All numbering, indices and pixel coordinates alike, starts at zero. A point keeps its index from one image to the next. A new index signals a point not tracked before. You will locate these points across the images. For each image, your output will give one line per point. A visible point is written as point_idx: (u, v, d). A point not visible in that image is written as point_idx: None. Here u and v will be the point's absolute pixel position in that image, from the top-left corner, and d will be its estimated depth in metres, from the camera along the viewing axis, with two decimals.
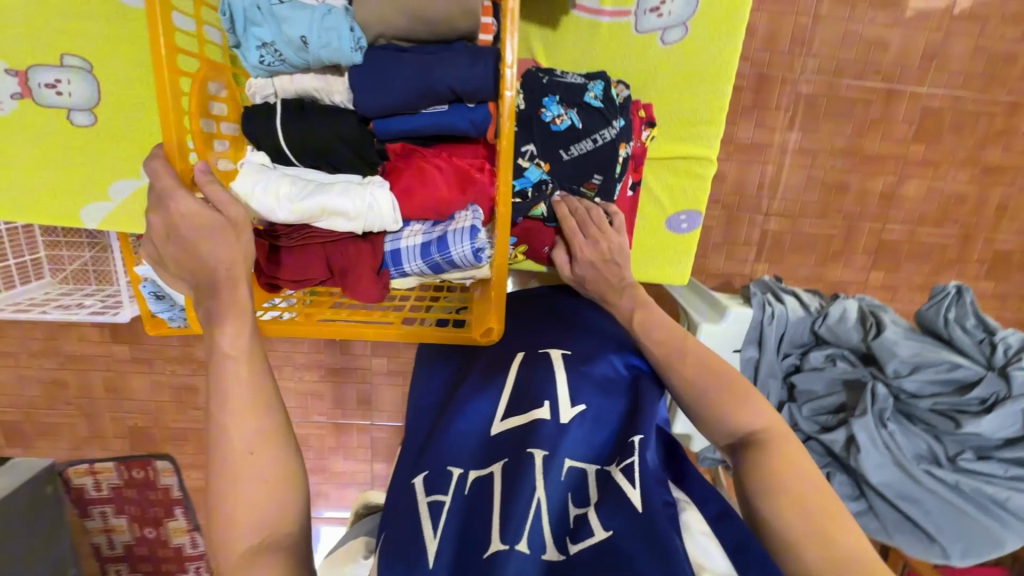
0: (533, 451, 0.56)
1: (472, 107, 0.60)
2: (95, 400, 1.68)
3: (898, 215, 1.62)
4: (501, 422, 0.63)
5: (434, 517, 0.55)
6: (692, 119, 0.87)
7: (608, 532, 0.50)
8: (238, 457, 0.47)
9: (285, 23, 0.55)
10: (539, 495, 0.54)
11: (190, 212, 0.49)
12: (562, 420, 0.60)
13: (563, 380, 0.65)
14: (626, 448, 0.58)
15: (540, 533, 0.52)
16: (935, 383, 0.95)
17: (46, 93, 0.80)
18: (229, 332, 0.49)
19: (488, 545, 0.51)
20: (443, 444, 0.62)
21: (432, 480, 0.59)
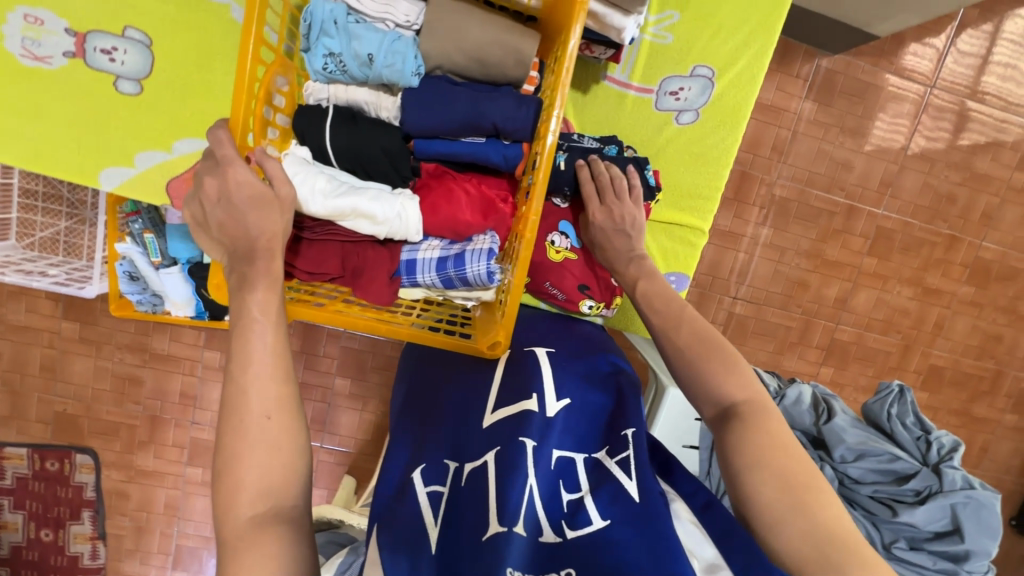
0: (525, 440, 0.60)
1: (507, 144, 0.66)
2: (26, 377, 1.56)
3: (849, 318, 1.76)
4: (491, 413, 0.66)
5: (433, 506, 0.60)
6: (693, 193, 0.96)
7: (605, 522, 0.56)
8: (254, 424, 0.51)
9: (356, 40, 0.61)
10: (532, 483, 0.57)
11: (247, 183, 0.54)
12: (548, 413, 0.64)
13: (548, 374, 0.69)
14: (614, 445, 0.63)
15: (536, 517, 0.56)
16: (876, 472, 1.01)
17: (99, 58, 0.83)
18: (260, 302, 0.53)
19: (488, 527, 0.54)
20: (439, 435, 0.66)
21: (430, 471, 0.63)
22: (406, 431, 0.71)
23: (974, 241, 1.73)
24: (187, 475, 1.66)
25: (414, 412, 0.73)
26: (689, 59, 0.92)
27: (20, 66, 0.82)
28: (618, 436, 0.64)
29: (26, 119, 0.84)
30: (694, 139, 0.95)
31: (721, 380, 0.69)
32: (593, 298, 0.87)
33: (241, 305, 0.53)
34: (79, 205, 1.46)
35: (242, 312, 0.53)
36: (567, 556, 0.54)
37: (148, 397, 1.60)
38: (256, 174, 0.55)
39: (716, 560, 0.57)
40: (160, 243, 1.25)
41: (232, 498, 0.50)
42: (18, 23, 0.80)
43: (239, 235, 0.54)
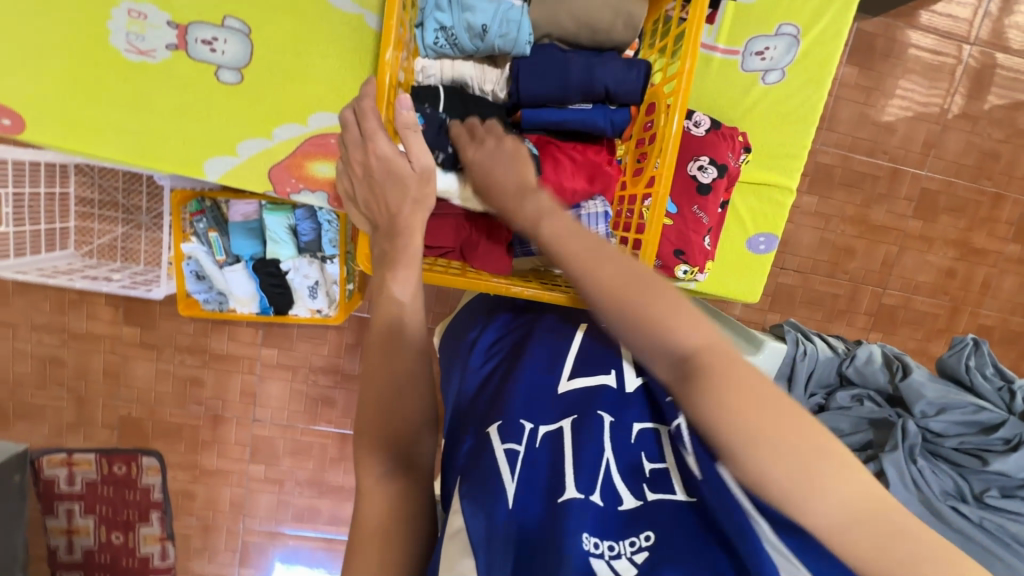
0: (602, 413, 0.61)
1: (614, 108, 0.67)
2: (91, 383, 1.59)
3: (896, 282, 1.76)
4: (568, 381, 0.67)
5: (510, 464, 0.58)
6: (782, 152, 0.96)
7: (692, 497, 0.54)
8: (384, 385, 0.58)
9: (469, 11, 0.62)
10: (608, 455, 0.58)
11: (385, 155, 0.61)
12: (626, 388, 0.65)
13: (627, 349, 0.69)
14: (679, 407, 0.60)
15: (614, 485, 0.56)
16: (960, 424, 1.03)
17: (201, 48, 0.84)
18: (400, 281, 0.60)
19: (564, 491, 0.55)
20: (517, 397, 0.64)
21: (506, 428, 0.61)
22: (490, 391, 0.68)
23: (1018, 198, 1.73)
24: (250, 472, 1.68)
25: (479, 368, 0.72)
26: (774, 18, 0.92)
27: (128, 61, 0.85)
28: (682, 400, 0.61)
29: (134, 114, 0.86)
30: (781, 98, 0.95)
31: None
32: (688, 263, 0.85)
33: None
34: (135, 210, 1.47)
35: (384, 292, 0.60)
36: (644, 519, 0.53)
37: (209, 397, 1.62)
38: (394, 146, 0.62)
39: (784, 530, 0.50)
40: (224, 241, 1.27)
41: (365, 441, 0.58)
42: (124, 18, 0.83)
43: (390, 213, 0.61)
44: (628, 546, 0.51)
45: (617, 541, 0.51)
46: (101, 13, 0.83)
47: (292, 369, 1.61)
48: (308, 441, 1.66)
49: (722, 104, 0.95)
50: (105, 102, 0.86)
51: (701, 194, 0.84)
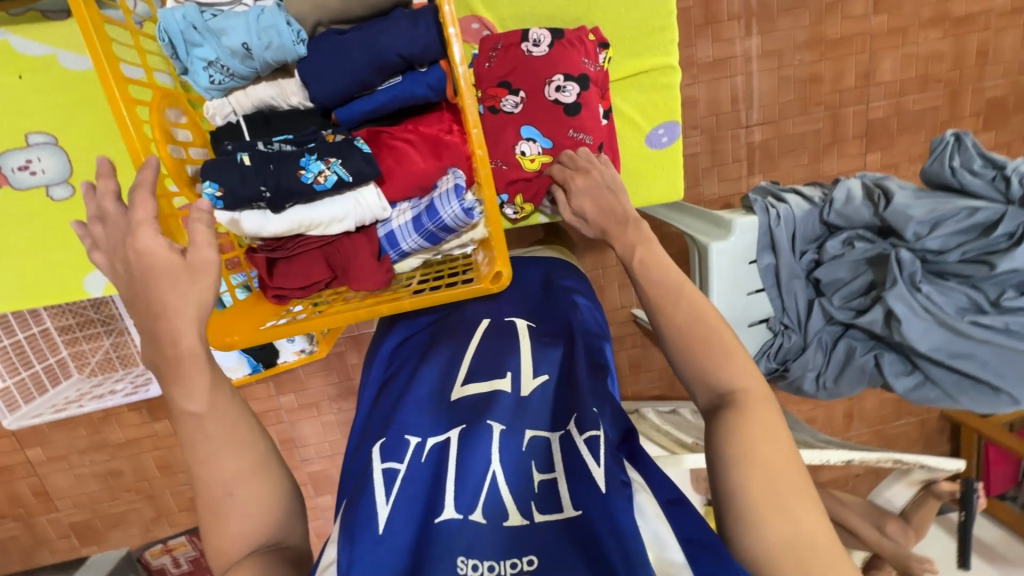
0: (492, 423, 0.59)
1: (425, 71, 0.60)
2: (153, 480, 1.71)
3: (879, 90, 1.59)
4: (462, 388, 0.65)
5: (388, 485, 0.56)
6: (646, 29, 0.85)
7: (577, 511, 0.52)
8: (229, 487, 0.55)
9: (223, 35, 0.55)
10: (494, 466, 0.56)
11: (153, 253, 0.53)
12: (523, 393, 0.63)
13: (525, 353, 0.68)
14: (584, 420, 0.58)
15: (501, 499, 0.54)
16: (959, 233, 0.93)
17: (21, 176, 0.79)
18: (190, 394, 0.54)
19: (443, 510, 0.54)
20: (406, 411, 0.64)
21: (389, 447, 0.60)
22: (385, 404, 0.68)
23: None
24: (322, 504, 1.79)
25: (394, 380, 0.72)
26: None
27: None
28: (586, 413, 0.58)
29: None
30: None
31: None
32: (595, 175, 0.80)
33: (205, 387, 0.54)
34: (110, 319, 1.51)
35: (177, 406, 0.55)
36: (531, 541, 0.51)
37: None
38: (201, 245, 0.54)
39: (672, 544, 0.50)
40: None
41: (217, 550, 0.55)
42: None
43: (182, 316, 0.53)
44: (508, 567, 0.50)
45: (498, 561, 0.50)
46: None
47: (314, 406, 1.65)
48: None
49: (563, 0, 0.83)
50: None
51: (571, 115, 0.76)
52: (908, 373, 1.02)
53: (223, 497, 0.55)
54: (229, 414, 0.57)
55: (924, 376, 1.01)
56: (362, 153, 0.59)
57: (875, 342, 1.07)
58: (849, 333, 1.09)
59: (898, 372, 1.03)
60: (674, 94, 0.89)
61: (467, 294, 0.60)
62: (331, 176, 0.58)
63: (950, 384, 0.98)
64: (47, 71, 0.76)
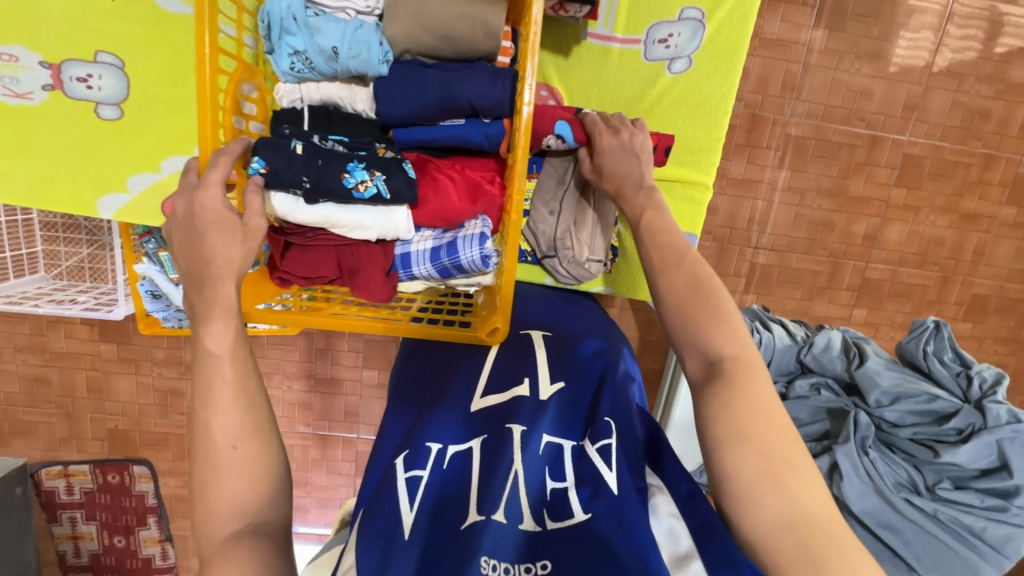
0: (512, 426, 0.59)
1: (488, 122, 0.64)
2: (77, 400, 1.65)
3: (880, 254, 1.68)
4: (480, 400, 0.66)
5: (411, 493, 0.57)
6: (691, 145, 0.91)
7: (587, 515, 0.53)
8: (225, 443, 0.52)
9: (318, 34, 0.59)
10: (516, 468, 0.56)
11: (214, 208, 0.54)
12: (540, 396, 0.64)
13: (542, 361, 0.70)
14: (598, 428, 0.60)
15: (518, 505, 0.54)
16: (915, 414, 1.00)
17: (77, 87, 0.80)
18: (215, 334, 0.54)
19: (467, 516, 0.54)
20: (433, 420, 0.64)
21: (411, 457, 0.60)
22: (400, 415, 0.68)
23: (1013, 157, 1.61)
24: None
25: (421, 381, 0.73)
26: (676, 1, 0.86)
27: (6, 105, 0.81)
28: (600, 422, 0.61)
29: (15, 158, 0.82)
30: (688, 88, 0.89)
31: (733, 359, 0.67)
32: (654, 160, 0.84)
33: (198, 339, 0.54)
34: (96, 231, 1.48)
35: (200, 347, 0.54)
36: (547, 545, 0.52)
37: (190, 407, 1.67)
38: (227, 200, 0.55)
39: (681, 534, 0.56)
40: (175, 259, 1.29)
41: (207, 516, 0.51)
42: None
43: (202, 267, 0.54)
44: (524, 571, 0.50)
45: (515, 565, 0.50)
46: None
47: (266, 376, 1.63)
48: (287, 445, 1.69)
49: (624, 101, 0.90)
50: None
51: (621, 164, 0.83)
52: None
53: (219, 460, 0.52)
54: (242, 370, 0.55)
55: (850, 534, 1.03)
56: (405, 176, 0.62)
57: None
58: None
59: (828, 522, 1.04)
60: (701, 211, 0.94)
61: (460, 338, 0.62)
62: (371, 188, 0.61)
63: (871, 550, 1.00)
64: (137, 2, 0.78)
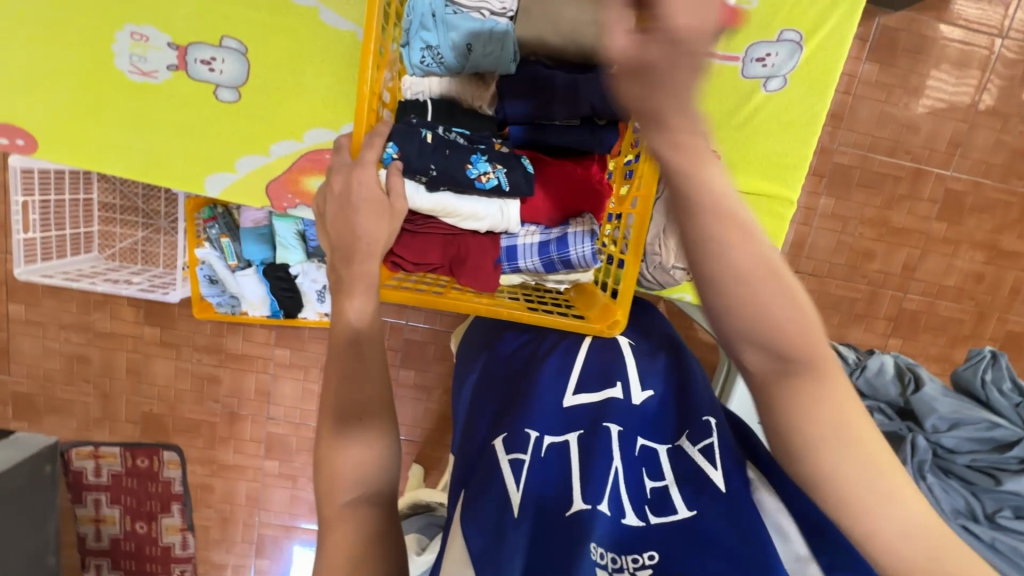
0: (609, 426, 0.62)
1: (601, 125, 0.67)
2: (115, 381, 1.65)
3: (918, 285, 1.70)
4: (573, 396, 0.68)
5: (516, 474, 0.59)
6: (779, 161, 0.94)
7: (693, 511, 0.56)
8: (350, 417, 0.57)
9: (455, 30, 0.62)
10: (617, 464, 0.59)
11: (369, 187, 0.58)
12: (635, 401, 0.66)
13: (631, 363, 0.71)
14: (697, 430, 0.62)
15: (620, 499, 0.57)
16: (973, 441, 1.01)
17: (200, 68, 0.84)
18: (357, 307, 0.58)
19: (572, 504, 0.56)
20: (532, 409, 0.65)
21: (511, 439, 0.63)
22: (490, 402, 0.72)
23: None
24: (265, 468, 1.74)
25: (505, 369, 0.76)
26: (778, 23, 0.89)
27: (131, 82, 0.84)
28: (699, 422, 0.63)
29: (131, 131, 0.86)
30: (783, 107, 0.92)
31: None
32: None
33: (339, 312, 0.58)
34: (153, 214, 1.51)
35: (339, 315, 0.58)
36: (652, 537, 0.55)
37: (226, 395, 1.68)
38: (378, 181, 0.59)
39: (796, 537, 0.56)
40: (236, 246, 1.31)
41: (329, 481, 0.55)
42: (126, 41, 0.83)
43: (353, 241, 0.58)
44: (632, 561, 0.53)
45: (620, 556, 0.54)
46: (104, 35, 0.82)
47: (305, 368, 1.64)
48: None
49: (718, 115, 0.94)
50: (113, 119, 0.86)
51: None
52: None
53: (345, 431, 0.56)
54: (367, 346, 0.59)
55: None
56: (524, 171, 0.64)
57: None
58: None
59: None
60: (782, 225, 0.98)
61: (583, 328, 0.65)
62: (492, 179, 0.63)
63: None
64: None
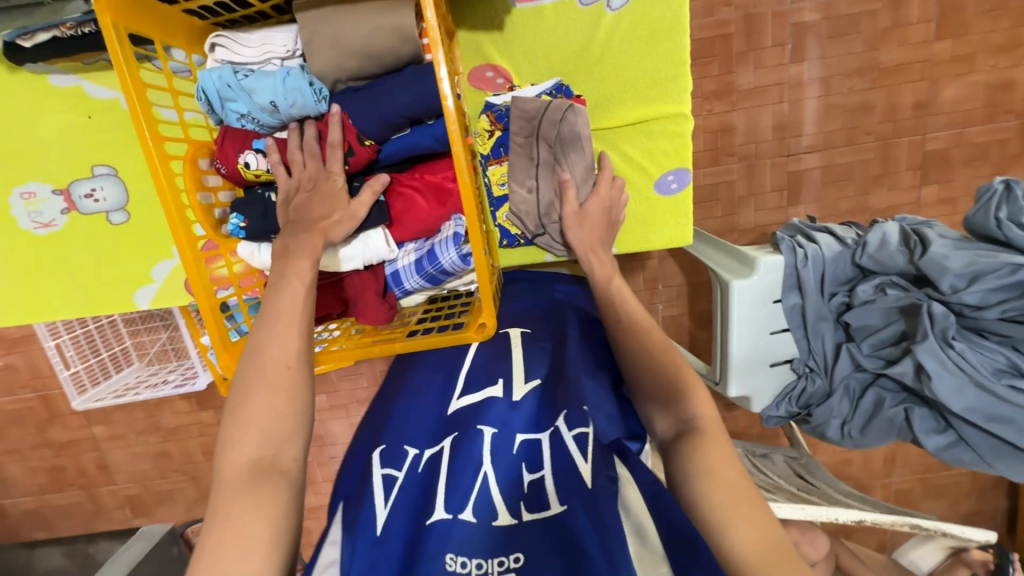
0: (483, 429, 0.61)
1: (432, 123, 0.65)
2: (197, 464, 1.85)
3: (937, 120, 1.37)
4: (457, 400, 0.68)
5: (387, 490, 0.59)
6: (657, 76, 0.86)
7: (562, 507, 0.54)
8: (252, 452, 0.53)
9: (254, 94, 0.61)
10: (486, 469, 0.58)
11: (335, 187, 0.63)
12: (515, 396, 0.65)
13: (516, 357, 0.71)
14: (574, 416, 0.61)
15: (490, 500, 0.57)
16: (1000, 290, 0.88)
17: (86, 203, 0.90)
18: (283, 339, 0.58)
19: (432, 513, 0.56)
20: (410, 429, 0.66)
21: (388, 455, 0.63)
22: (376, 415, 0.72)
23: None
24: None
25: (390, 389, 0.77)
26: None
27: (38, 237, 0.92)
28: (578, 409, 0.61)
29: (55, 281, 0.93)
30: (639, 16, 0.83)
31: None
32: None
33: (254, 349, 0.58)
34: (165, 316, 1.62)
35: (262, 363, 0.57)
36: (517, 539, 0.54)
37: None
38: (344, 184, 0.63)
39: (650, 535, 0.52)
40: None
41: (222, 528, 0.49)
42: (21, 203, 0.90)
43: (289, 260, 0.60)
44: (496, 565, 0.52)
45: (485, 560, 0.53)
46: (2, 207, 0.90)
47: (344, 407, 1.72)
48: None
49: (572, 54, 0.86)
50: (38, 277, 0.93)
51: None
52: (941, 431, 0.99)
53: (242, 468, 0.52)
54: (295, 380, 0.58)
55: (957, 436, 0.97)
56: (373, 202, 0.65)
57: (907, 394, 1.03)
58: (880, 381, 1.05)
59: (930, 428, 0.99)
60: (686, 142, 0.89)
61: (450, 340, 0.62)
62: None
63: (986, 448, 0.95)
64: (109, 114, 0.86)
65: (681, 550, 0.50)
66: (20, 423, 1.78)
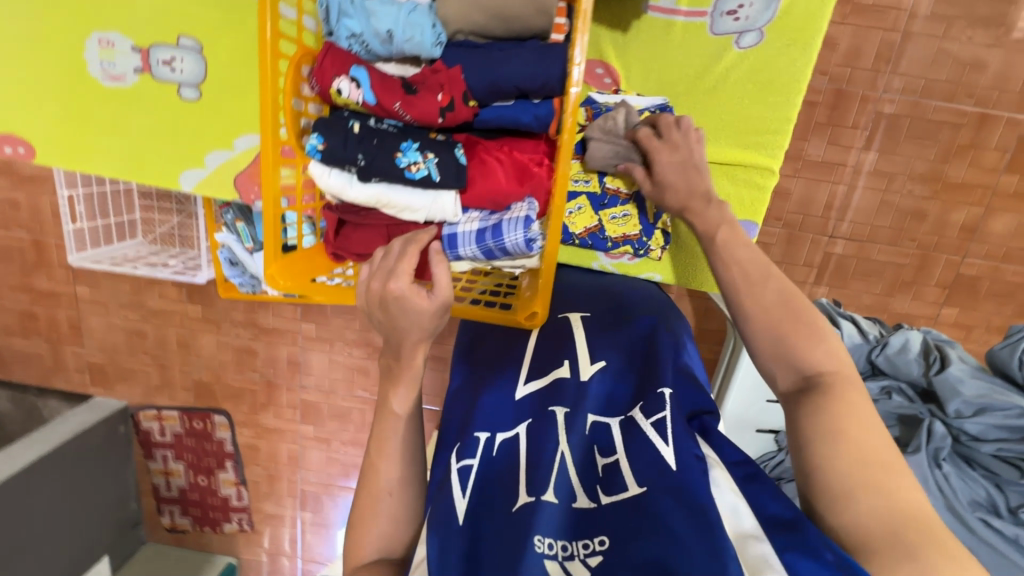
0: (555, 409, 0.62)
1: (537, 103, 0.64)
2: (168, 352, 1.83)
3: (979, 248, 1.38)
4: (524, 387, 0.69)
5: (463, 480, 0.61)
6: (759, 124, 0.88)
7: (642, 489, 0.53)
8: (397, 441, 0.64)
9: (374, 17, 0.60)
10: (563, 448, 0.59)
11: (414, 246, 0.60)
12: (582, 377, 0.66)
13: (582, 340, 0.72)
14: (651, 403, 0.61)
15: (570, 483, 0.56)
16: (1001, 429, 0.91)
17: (162, 69, 0.88)
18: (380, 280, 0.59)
19: (517, 499, 0.56)
20: (482, 412, 0.68)
21: (463, 448, 0.65)
22: (453, 417, 0.72)
23: None
24: (302, 431, 1.88)
25: (460, 375, 0.78)
26: None
27: (104, 88, 0.90)
28: (654, 394, 0.62)
29: (107, 135, 0.93)
30: (759, 63, 0.86)
31: (799, 348, 0.64)
32: None
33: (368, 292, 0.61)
34: (185, 201, 1.59)
35: (386, 404, 0.65)
36: (600, 521, 0.53)
37: (262, 365, 1.81)
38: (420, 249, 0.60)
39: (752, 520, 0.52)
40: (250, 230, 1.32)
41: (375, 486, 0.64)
42: (95, 48, 0.88)
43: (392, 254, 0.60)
44: (581, 547, 0.52)
45: (570, 541, 0.52)
46: (74, 46, 0.88)
47: (329, 341, 1.74)
48: (346, 407, 1.81)
49: (687, 77, 0.89)
50: (91, 129, 0.92)
51: None
52: None
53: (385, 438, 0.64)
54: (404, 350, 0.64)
55: None
56: (456, 162, 0.63)
57: None
58: None
59: None
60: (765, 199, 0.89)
61: (499, 319, 0.63)
62: (422, 170, 0.63)
63: None
64: None
65: (780, 535, 0.51)
66: (5, 259, 1.74)
